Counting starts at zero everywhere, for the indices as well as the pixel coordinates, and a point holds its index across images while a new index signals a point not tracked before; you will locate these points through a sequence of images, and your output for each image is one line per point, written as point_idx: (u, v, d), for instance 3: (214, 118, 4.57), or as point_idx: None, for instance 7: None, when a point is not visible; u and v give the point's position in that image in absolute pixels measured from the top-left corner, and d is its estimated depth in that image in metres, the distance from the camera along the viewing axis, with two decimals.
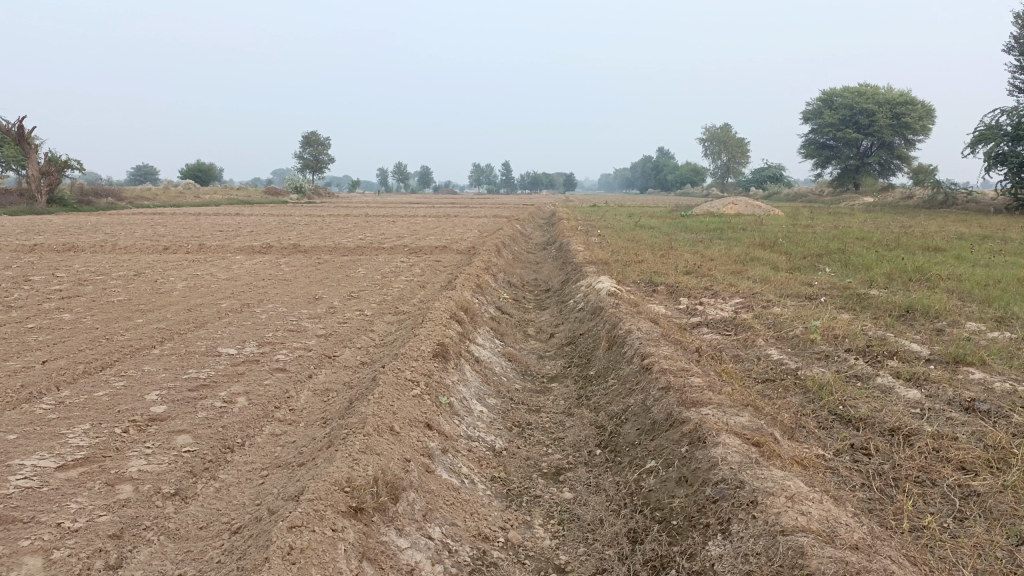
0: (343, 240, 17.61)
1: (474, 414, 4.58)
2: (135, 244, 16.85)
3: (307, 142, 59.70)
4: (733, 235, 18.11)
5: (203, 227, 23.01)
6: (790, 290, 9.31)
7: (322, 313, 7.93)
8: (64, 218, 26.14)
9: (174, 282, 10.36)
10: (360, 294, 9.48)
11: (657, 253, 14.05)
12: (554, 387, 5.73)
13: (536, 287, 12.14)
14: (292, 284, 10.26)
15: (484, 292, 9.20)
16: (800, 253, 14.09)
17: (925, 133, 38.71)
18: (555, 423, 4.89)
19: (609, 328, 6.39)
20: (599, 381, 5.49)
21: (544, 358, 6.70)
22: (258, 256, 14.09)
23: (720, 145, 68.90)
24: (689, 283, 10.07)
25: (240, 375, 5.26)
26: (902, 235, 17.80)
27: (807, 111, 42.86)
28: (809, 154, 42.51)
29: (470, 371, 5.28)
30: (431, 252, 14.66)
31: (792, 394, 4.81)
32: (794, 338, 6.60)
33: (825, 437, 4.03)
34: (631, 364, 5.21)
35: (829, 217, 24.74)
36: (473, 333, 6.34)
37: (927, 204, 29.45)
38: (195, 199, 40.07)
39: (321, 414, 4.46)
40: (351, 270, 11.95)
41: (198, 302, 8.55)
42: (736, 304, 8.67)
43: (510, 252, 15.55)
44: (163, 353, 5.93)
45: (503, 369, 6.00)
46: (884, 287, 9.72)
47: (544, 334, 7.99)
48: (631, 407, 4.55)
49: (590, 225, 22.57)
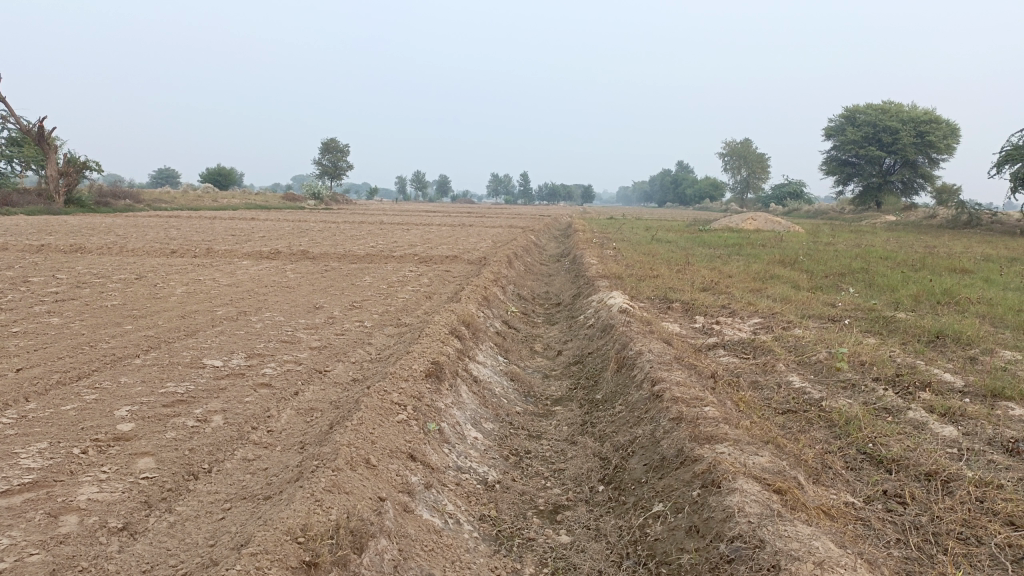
0: (353, 247, 17.33)
1: (467, 441, 4.20)
2: (144, 247, 16.64)
3: (326, 148, 59.89)
4: (752, 252, 17.66)
5: (216, 230, 22.86)
6: (812, 311, 8.88)
7: (320, 324, 7.60)
8: (79, 219, 26.09)
9: (175, 287, 10.09)
10: (363, 304, 9.16)
11: (673, 268, 13.64)
12: (557, 411, 5.34)
13: (547, 300, 11.78)
14: (295, 292, 9.96)
15: (490, 305, 8.83)
16: (822, 272, 13.64)
17: (950, 152, 38.04)
18: (556, 452, 4.50)
19: (619, 348, 5.99)
20: (606, 406, 5.10)
21: (549, 378, 6.32)
22: (265, 262, 13.83)
23: (740, 160, 68.33)
24: (705, 300, 9.66)
25: (221, 390, 4.92)
26: (927, 255, 17.27)
27: (829, 128, 42.32)
28: (831, 171, 41.88)
29: (466, 392, 4.89)
30: (441, 262, 14.34)
31: (817, 428, 4.39)
32: (817, 364, 6.18)
33: (854, 482, 3.62)
34: (640, 389, 4.81)
35: (849, 236, 24.20)
36: (474, 350, 5.96)
37: (950, 223, 28.84)
38: (212, 203, 40.06)
39: (300, 437, 4.10)
40: (357, 279, 11.64)
41: (194, 308, 8.25)
42: (754, 324, 8.25)
43: (522, 264, 15.20)
44: (144, 363, 5.61)
45: (504, 389, 5.62)
46: (911, 310, 9.26)
47: (551, 352, 7.59)
48: (639, 438, 4.16)
49: (605, 238, 22.20)
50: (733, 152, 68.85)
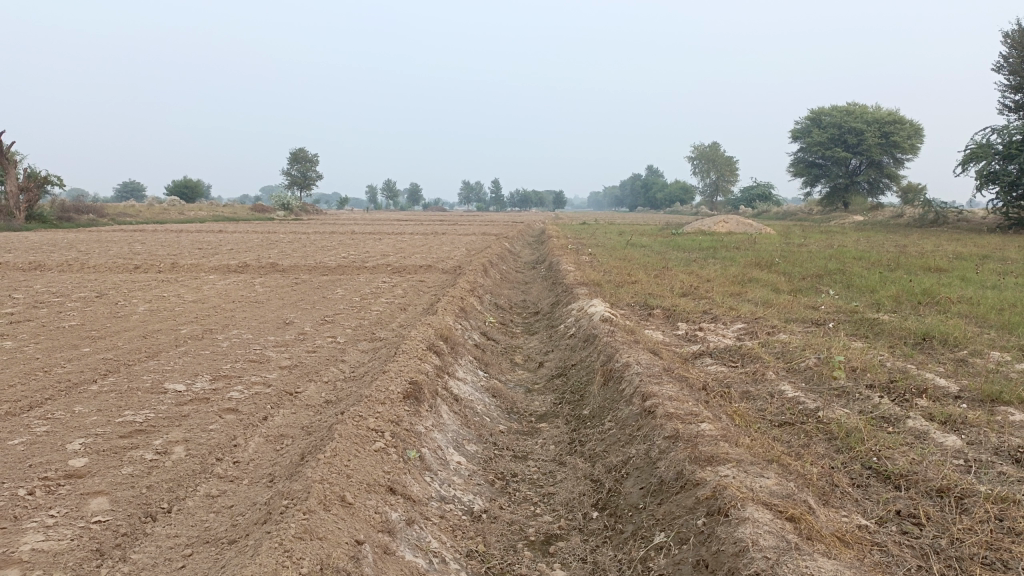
0: (324, 259, 16.97)
1: (450, 467, 3.92)
2: (107, 262, 16.14)
3: (295, 158, 59.18)
4: (727, 255, 17.58)
5: (182, 244, 22.32)
6: (795, 315, 8.73)
7: (291, 341, 7.27)
8: (40, 235, 25.35)
9: (138, 304, 9.69)
10: (335, 318, 8.85)
11: (650, 273, 13.46)
12: (543, 429, 5.08)
13: (524, 309, 11.54)
14: (264, 307, 9.60)
15: (467, 316, 8.56)
16: (799, 274, 13.55)
17: (914, 152, 38.54)
18: (544, 474, 4.24)
19: (604, 360, 5.74)
20: (594, 422, 4.85)
21: (532, 393, 6.05)
22: (233, 276, 13.43)
23: (709, 163, 68.81)
24: (686, 306, 9.48)
25: (184, 418, 4.59)
26: (899, 255, 17.31)
27: (796, 130, 42.71)
28: (799, 173, 42.23)
29: (447, 413, 4.62)
30: (414, 272, 14.05)
31: (818, 443, 4.17)
32: (807, 371, 6.00)
33: (864, 501, 3.40)
34: (631, 405, 4.56)
35: (821, 236, 24.30)
36: (453, 366, 5.68)
37: (918, 222, 29.14)
38: (179, 216, 39.30)
39: (268, 469, 3.80)
40: (329, 292, 11.30)
41: (157, 327, 7.88)
42: (738, 330, 8.07)
43: (497, 272, 14.94)
44: (101, 390, 5.25)
45: (486, 407, 5.34)
46: (893, 312, 9.16)
47: (532, 364, 7.33)
48: (634, 458, 3.92)
49: (579, 244, 22.05)
50: (702, 156, 69.29)
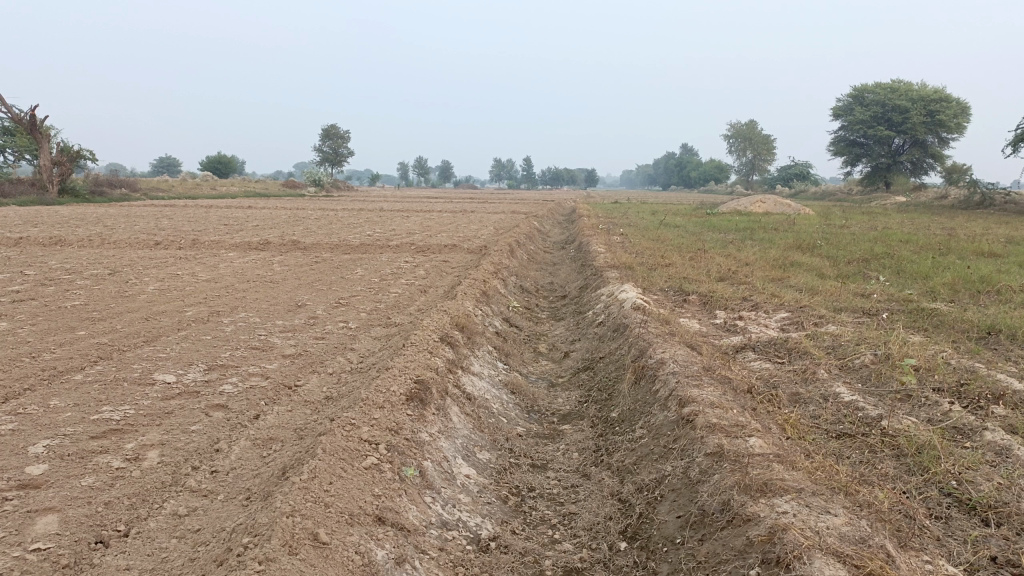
0: (348, 237, 16.48)
1: (456, 483, 3.40)
2: (129, 238, 15.84)
3: (327, 134, 58.96)
4: (765, 236, 16.78)
5: (208, 219, 22.08)
6: (844, 304, 8.04)
7: (300, 326, 6.81)
8: (71, 209, 25.29)
9: (148, 283, 9.30)
10: (351, 300, 8.37)
11: (685, 255, 12.81)
12: (566, 433, 4.54)
13: (551, 292, 10.99)
14: (278, 288, 9.15)
15: (490, 301, 8.02)
16: (843, 258, 12.79)
17: (960, 131, 36.98)
18: (565, 489, 3.72)
19: (637, 355, 5.18)
20: (624, 427, 4.30)
21: (555, 389, 5.52)
22: (253, 254, 13.05)
23: (745, 142, 67.18)
24: (723, 292, 8.84)
25: (165, 417, 4.13)
26: (949, 238, 16.38)
27: (836, 108, 41.24)
28: (839, 151, 40.85)
29: (458, 415, 4.10)
30: (439, 252, 13.55)
31: (884, 462, 3.58)
32: (864, 370, 5.36)
33: (948, 541, 2.82)
34: (666, 410, 4.01)
35: (862, 218, 23.29)
36: (468, 359, 5.15)
37: (963, 204, 27.92)
38: (210, 192, 39.26)
39: (249, 482, 3.32)
40: (349, 272, 10.85)
41: (162, 309, 7.45)
42: (781, 320, 7.43)
43: (524, 252, 14.37)
44: (84, 381, 4.81)
45: (503, 405, 4.81)
46: (950, 302, 8.43)
47: (557, 354, 6.77)
48: (670, 477, 3.37)
49: (611, 223, 21.35)
50: (738, 134, 67.65)
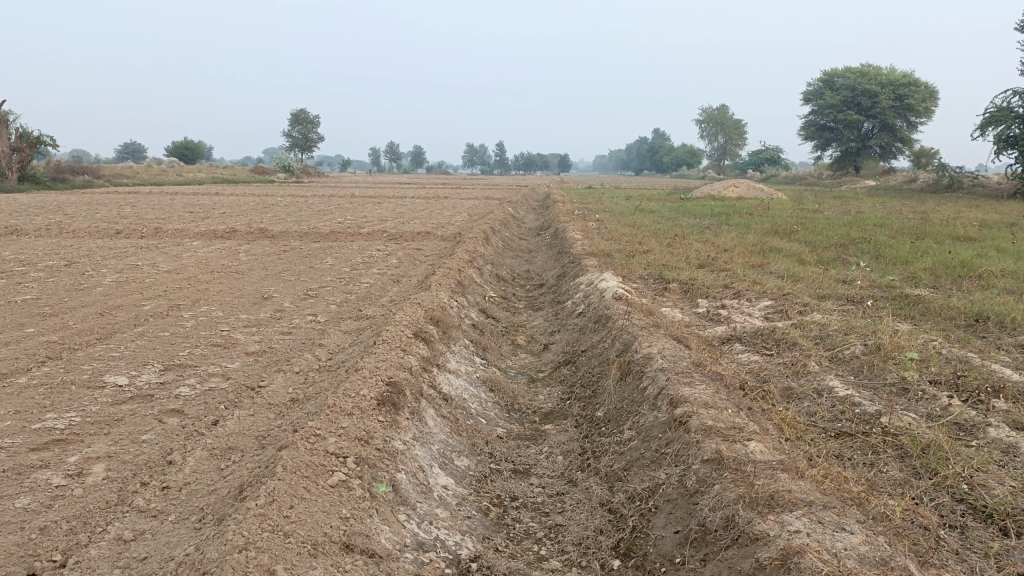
0: (318, 224, 16.04)
1: (433, 496, 3.13)
2: (90, 228, 15.25)
3: (297, 119, 57.91)
4: (741, 221, 16.63)
5: (174, 207, 21.44)
6: (827, 291, 7.86)
7: (266, 319, 6.46)
8: (30, 197, 24.44)
9: (106, 275, 8.85)
10: (320, 292, 8.01)
11: (662, 242, 12.60)
12: (549, 434, 4.28)
13: (528, 281, 10.71)
14: (244, 279, 8.75)
15: (465, 291, 7.73)
16: (821, 243, 12.65)
17: (929, 115, 37.22)
18: (551, 498, 3.46)
19: (622, 349, 4.92)
20: (610, 428, 4.05)
21: (536, 386, 5.26)
22: (219, 243, 12.59)
23: (717, 126, 67.26)
24: (704, 279, 8.63)
25: (115, 425, 3.80)
26: (923, 222, 16.36)
27: (807, 92, 41.28)
28: (809, 136, 40.96)
29: (433, 419, 3.81)
30: (411, 239, 13.20)
31: (889, 465, 3.37)
32: (855, 362, 5.16)
33: (967, 556, 2.60)
34: (656, 410, 3.76)
35: (835, 202, 23.28)
36: (444, 356, 4.86)
37: (932, 187, 28.08)
38: (177, 178, 38.34)
39: (205, 501, 3.01)
40: (319, 261, 10.47)
41: (119, 303, 7.04)
42: (766, 309, 7.23)
43: (499, 239, 14.07)
44: (28, 384, 4.44)
45: (482, 405, 4.54)
46: (933, 288, 8.30)
47: (536, 347, 6.51)
48: (664, 486, 3.13)
49: (586, 209, 21.08)
50: (710, 119, 67.68)
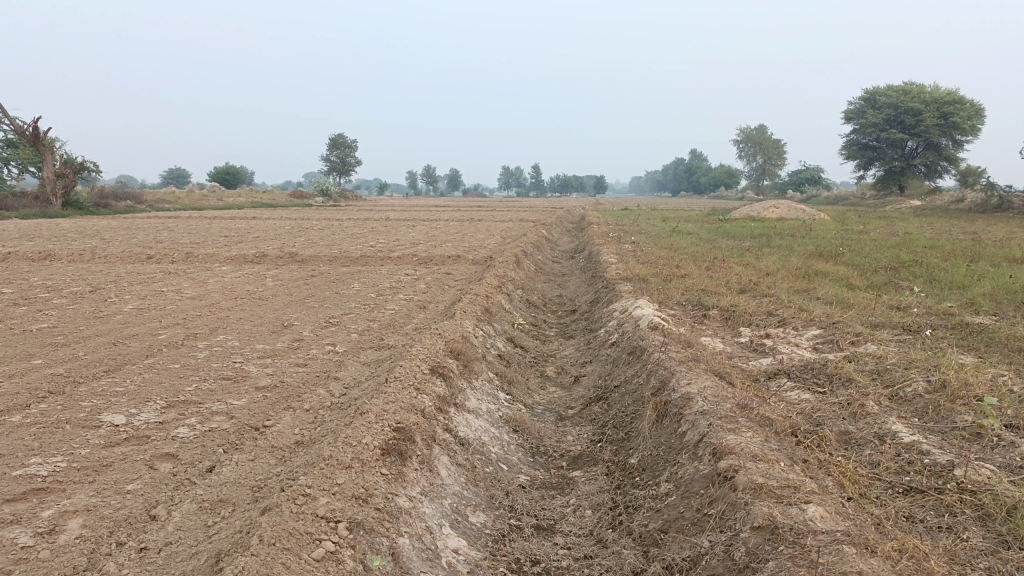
0: (349, 248, 15.86)
1: (441, 563, 2.75)
2: (122, 252, 15.23)
3: (335, 143, 58.45)
4: (782, 244, 16.02)
5: (209, 231, 21.50)
6: (880, 319, 7.34)
7: (283, 350, 6.15)
8: (72, 222, 24.77)
9: (128, 302, 8.67)
10: (342, 320, 7.70)
11: (701, 265, 12.13)
12: (577, 483, 3.88)
13: (560, 307, 10.32)
14: (266, 305, 8.50)
15: (492, 318, 7.37)
16: (869, 266, 12.04)
17: (975, 133, 36.08)
18: (578, 564, 3.05)
19: (657, 387, 4.49)
20: (645, 479, 3.62)
21: (564, 426, 4.85)
22: (247, 267, 12.42)
23: (755, 147, 66.32)
24: (746, 305, 8.16)
25: (101, 472, 3.49)
26: (976, 244, 15.61)
27: (848, 111, 40.41)
28: (851, 155, 40.02)
29: (446, 468, 3.44)
30: (442, 263, 12.92)
31: (972, 533, 2.89)
32: (918, 402, 4.65)
33: None
34: (697, 462, 3.33)
35: (879, 223, 22.51)
36: (463, 393, 4.49)
37: (980, 208, 27.06)
38: (217, 203, 38.78)
39: (183, 568, 2.67)
40: (346, 286, 10.20)
41: (134, 332, 6.80)
42: (814, 339, 6.75)
43: (531, 263, 13.72)
44: (20, 423, 4.16)
45: (503, 449, 4.15)
46: (995, 315, 7.71)
47: (566, 380, 6.09)
48: (707, 557, 2.72)
49: (622, 231, 20.66)
50: (748, 139, 66.73)
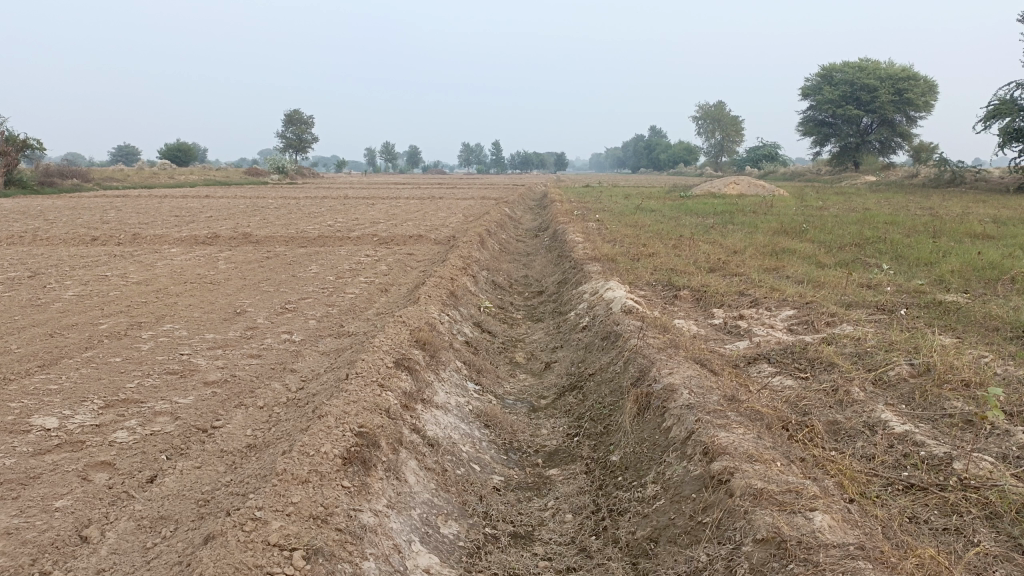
0: (306, 228, 15.34)
1: None
2: (66, 234, 14.51)
3: (291, 120, 57.08)
4: (746, 221, 15.94)
5: (159, 211, 20.71)
6: (854, 298, 7.19)
7: (236, 339, 5.77)
8: (14, 202, 23.68)
9: (69, 288, 8.15)
10: (299, 305, 7.31)
11: (668, 243, 11.94)
12: (555, 483, 3.62)
13: (526, 288, 10.04)
14: (218, 291, 8.05)
15: (458, 302, 7.05)
16: (834, 243, 11.96)
17: (928, 110, 36.55)
18: None
19: (637, 377, 4.24)
20: (629, 479, 3.37)
21: (538, 418, 4.58)
22: (198, 249, 11.87)
23: (714, 124, 66.55)
24: (718, 285, 7.97)
25: (27, 486, 3.12)
26: (935, 219, 15.70)
27: (805, 88, 40.62)
28: (808, 132, 40.28)
29: (415, 474, 3.15)
30: (403, 244, 12.51)
31: (983, 537, 2.68)
32: (904, 388, 4.47)
33: None
34: (687, 462, 3.09)
35: (838, 198, 22.62)
36: (431, 388, 4.19)
37: (933, 182, 27.45)
38: (169, 181, 37.57)
39: None
40: (304, 269, 9.77)
41: (74, 321, 6.34)
42: (788, 320, 6.57)
43: (495, 242, 13.40)
44: None
45: (475, 446, 3.87)
46: (965, 293, 7.63)
47: (537, 367, 5.82)
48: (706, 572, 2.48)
49: (585, 208, 20.41)
50: (707, 116, 66.91)
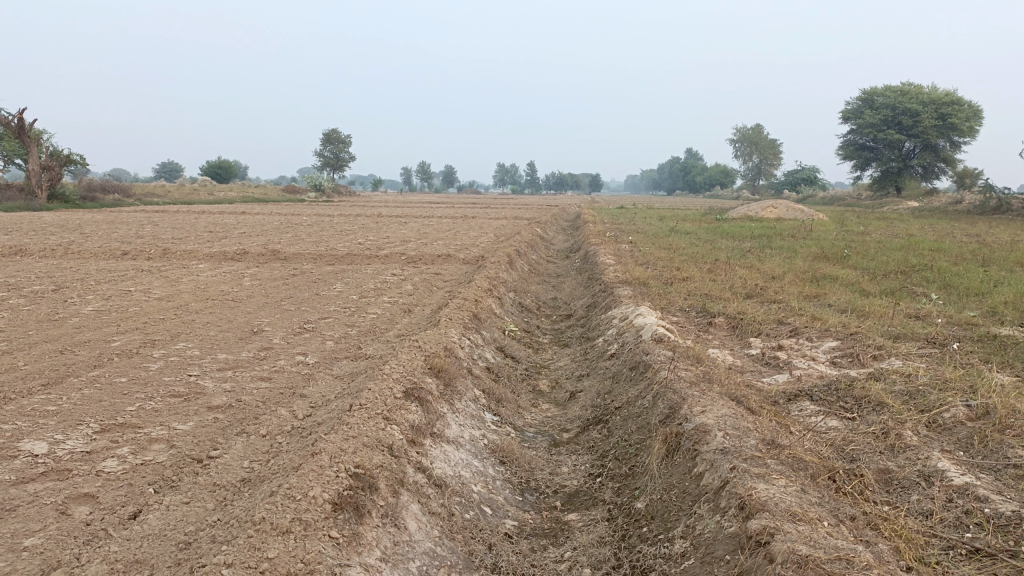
0: (336, 246, 15.21)
1: None
2: (99, 248, 14.55)
3: (328, 139, 57.66)
4: (784, 245, 15.48)
5: (194, 226, 20.82)
6: (900, 330, 6.77)
7: (248, 361, 5.54)
8: (55, 215, 24.00)
9: (91, 303, 8.03)
10: (318, 325, 7.10)
11: (702, 267, 11.55)
12: (573, 530, 3.30)
13: (555, 311, 9.72)
14: (239, 309, 7.87)
15: (481, 325, 6.77)
16: (876, 270, 11.47)
17: (973, 135, 35.60)
18: None
19: (667, 415, 3.91)
20: (656, 532, 3.04)
21: (558, 454, 4.26)
22: (225, 265, 11.77)
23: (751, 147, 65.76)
24: (754, 312, 7.59)
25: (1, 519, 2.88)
26: (982, 247, 15.06)
27: (846, 111, 39.92)
28: (848, 156, 39.51)
29: (416, 520, 2.88)
30: (431, 263, 12.29)
31: None
32: (961, 431, 4.06)
33: None
34: (720, 517, 2.76)
35: (880, 224, 21.95)
36: (443, 420, 3.91)
37: (978, 210, 26.58)
38: (208, 196, 38.01)
39: None
40: (329, 288, 9.58)
41: (87, 338, 6.18)
42: (832, 352, 6.16)
43: (525, 263, 13.11)
44: None
45: (488, 487, 3.57)
46: (1020, 326, 7.14)
47: (561, 397, 5.51)
48: None
49: (619, 231, 20.08)
50: (744, 138, 66.20)
